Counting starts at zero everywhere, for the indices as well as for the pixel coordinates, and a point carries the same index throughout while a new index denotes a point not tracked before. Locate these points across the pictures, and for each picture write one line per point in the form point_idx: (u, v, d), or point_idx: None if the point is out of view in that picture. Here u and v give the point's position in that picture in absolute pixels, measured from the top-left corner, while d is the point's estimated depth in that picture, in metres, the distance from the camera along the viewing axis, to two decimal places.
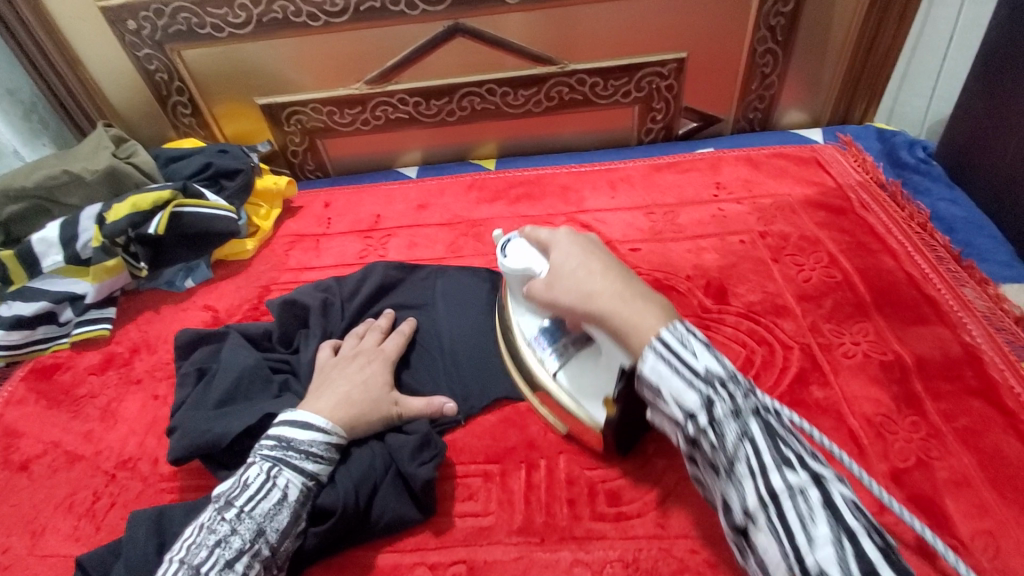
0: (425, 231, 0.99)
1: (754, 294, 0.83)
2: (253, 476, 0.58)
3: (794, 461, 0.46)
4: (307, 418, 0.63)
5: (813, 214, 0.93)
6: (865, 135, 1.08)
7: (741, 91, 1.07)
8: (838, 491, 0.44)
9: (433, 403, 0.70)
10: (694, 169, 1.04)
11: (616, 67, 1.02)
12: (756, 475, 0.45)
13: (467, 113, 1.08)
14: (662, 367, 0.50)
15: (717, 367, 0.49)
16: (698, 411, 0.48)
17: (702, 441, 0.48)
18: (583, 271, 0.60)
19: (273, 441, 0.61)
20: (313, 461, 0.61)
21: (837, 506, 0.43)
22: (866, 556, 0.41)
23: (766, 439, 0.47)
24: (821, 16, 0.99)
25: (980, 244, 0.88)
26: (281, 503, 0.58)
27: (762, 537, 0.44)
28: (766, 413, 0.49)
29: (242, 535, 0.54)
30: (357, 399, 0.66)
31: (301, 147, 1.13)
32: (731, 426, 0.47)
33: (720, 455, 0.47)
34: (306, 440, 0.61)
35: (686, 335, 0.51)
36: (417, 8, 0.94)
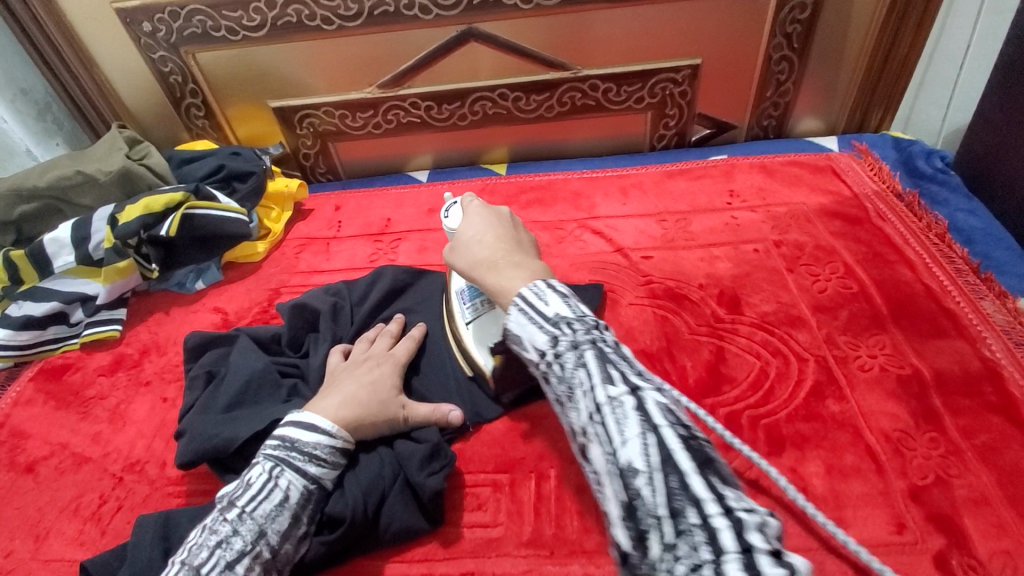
0: (436, 236, 0.98)
1: (768, 304, 0.82)
2: (256, 476, 0.58)
3: (615, 375, 0.44)
4: (313, 420, 0.62)
5: (828, 224, 0.91)
6: (880, 143, 1.06)
7: (756, 98, 1.06)
8: (654, 397, 0.43)
9: (439, 409, 0.69)
10: (707, 176, 1.03)
11: (629, 72, 1.01)
12: (587, 392, 0.44)
13: (478, 118, 1.08)
14: (519, 316, 0.52)
15: (568, 313, 0.50)
16: (546, 349, 0.49)
17: (552, 374, 0.48)
18: (476, 241, 0.64)
19: (277, 441, 0.61)
20: (315, 463, 0.60)
21: (649, 408, 0.42)
22: (669, 449, 0.40)
23: (598, 362, 0.46)
24: (838, 25, 0.98)
25: (999, 256, 0.86)
26: (282, 504, 0.57)
27: (592, 449, 0.43)
28: (604, 340, 0.48)
29: (244, 537, 0.54)
30: (365, 400, 0.66)
31: (313, 150, 1.13)
32: (570, 355, 0.47)
33: (562, 384, 0.47)
34: (311, 443, 0.60)
35: (545, 291, 0.53)
36: (431, 12, 0.94)
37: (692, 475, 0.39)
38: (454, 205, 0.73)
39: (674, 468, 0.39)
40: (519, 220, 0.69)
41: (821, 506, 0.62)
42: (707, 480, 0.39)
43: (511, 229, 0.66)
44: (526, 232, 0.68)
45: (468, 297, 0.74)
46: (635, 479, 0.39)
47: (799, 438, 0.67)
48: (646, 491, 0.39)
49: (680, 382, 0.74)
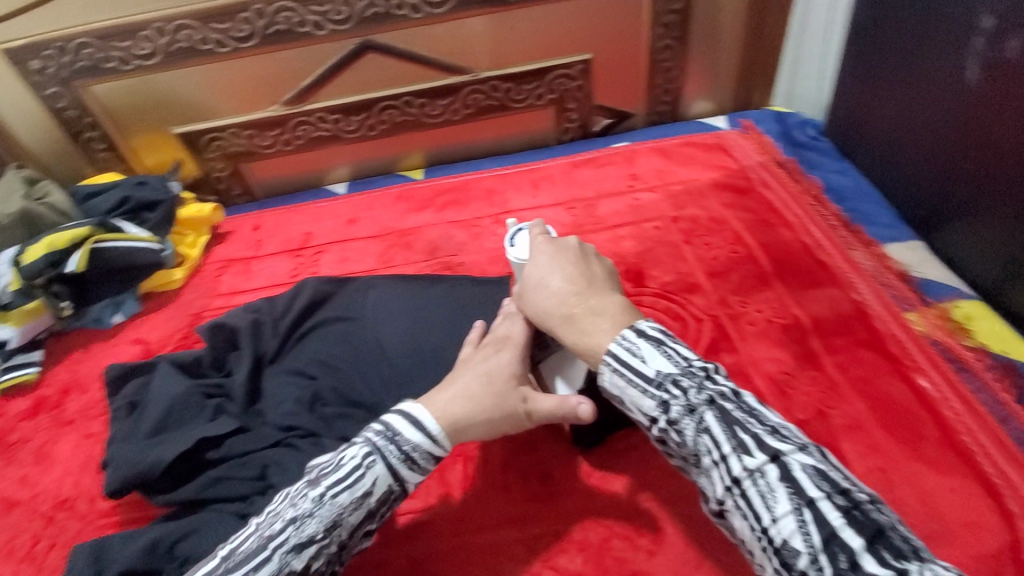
0: (356, 245, 1.00)
1: (669, 275, 0.88)
2: (348, 458, 0.55)
3: (749, 444, 0.46)
4: (420, 416, 0.57)
5: (719, 196, 0.99)
6: (764, 118, 1.15)
7: (646, 86, 1.13)
8: (798, 462, 0.45)
9: (567, 404, 0.58)
10: (610, 163, 1.10)
11: (525, 72, 1.07)
12: (719, 463, 0.47)
13: (388, 126, 1.10)
14: (618, 379, 0.53)
15: (671, 368, 0.51)
16: (657, 414, 0.51)
17: (672, 441, 0.51)
18: (543, 286, 0.61)
19: (380, 426, 0.57)
20: (408, 466, 0.56)
21: (797, 480, 0.44)
22: (827, 523, 0.41)
23: (723, 428, 0.48)
24: (711, 12, 1.06)
25: (866, 209, 0.96)
26: (363, 498, 0.54)
27: (734, 518, 0.47)
28: (721, 397, 0.49)
29: (317, 523, 0.52)
30: (478, 393, 0.59)
31: (226, 172, 1.13)
32: (687, 421, 0.50)
33: (685, 449, 0.50)
34: (411, 441, 0.56)
35: (635, 342, 0.53)
36: (324, 28, 0.97)
37: (858, 550, 0.40)
38: (519, 233, 0.71)
39: (836, 543, 0.41)
40: (587, 247, 0.65)
41: None
42: (876, 553, 0.40)
43: (581, 262, 0.63)
44: (598, 259, 0.64)
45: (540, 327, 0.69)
46: (793, 555, 0.42)
47: None
48: (806, 566, 0.41)
49: None
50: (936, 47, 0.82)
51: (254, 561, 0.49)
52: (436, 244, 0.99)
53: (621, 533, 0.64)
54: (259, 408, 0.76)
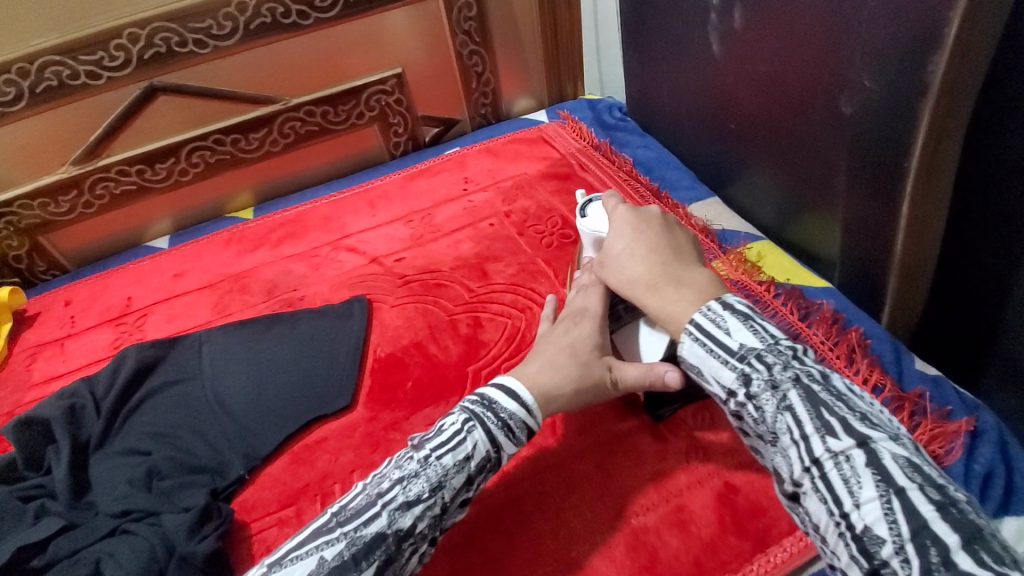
0: (184, 300, 0.94)
1: (510, 268, 0.92)
2: (449, 423, 0.57)
3: (835, 426, 0.46)
4: (514, 387, 0.59)
5: (546, 185, 1.05)
6: (579, 107, 1.23)
7: (464, 90, 1.17)
8: (888, 451, 0.44)
9: (652, 371, 0.61)
10: (444, 170, 1.12)
11: (337, 93, 1.05)
12: (798, 440, 0.47)
13: (202, 168, 1.04)
14: (700, 351, 0.54)
15: (755, 344, 0.52)
16: (736, 388, 0.52)
17: (749, 416, 0.51)
18: (627, 255, 0.64)
19: (475, 398, 0.59)
20: (504, 433, 0.57)
21: (886, 468, 0.43)
22: (916, 514, 0.40)
23: (807, 408, 0.48)
24: (506, 15, 1.12)
25: (671, 176, 1.06)
26: (463, 464, 0.54)
27: (810, 501, 0.46)
28: (807, 377, 0.49)
29: (422, 483, 0.53)
30: (563, 364, 0.62)
31: (23, 250, 1.00)
32: (769, 397, 0.50)
33: (763, 426, 0.50)
34: (507, 409, 0.57)
35: (721, 315, 0.54)
36: (100, 77, 0.90)
37: (953, 547, 0.38)
38: (590, 206, 0.78)
39: (927, 534, 0.39)
40: (668, 216, 0.69)
41: (567, 423, 0.73)
42: (975, 554, 0.38)
43: (663, 230, 0.66)
44: (678, 228, 0.68)
45: None
46: (875, 543, 0.41)
47: None
48: (889, 555, 0.40)
49: (444, 361, 0.81)
50: (684, 27, 0.93)
51: (365, 512, 0.51)
52: (276, 282, 0.95)
53: (485, 526, 0.66)
54: (90, 499, 0.69)
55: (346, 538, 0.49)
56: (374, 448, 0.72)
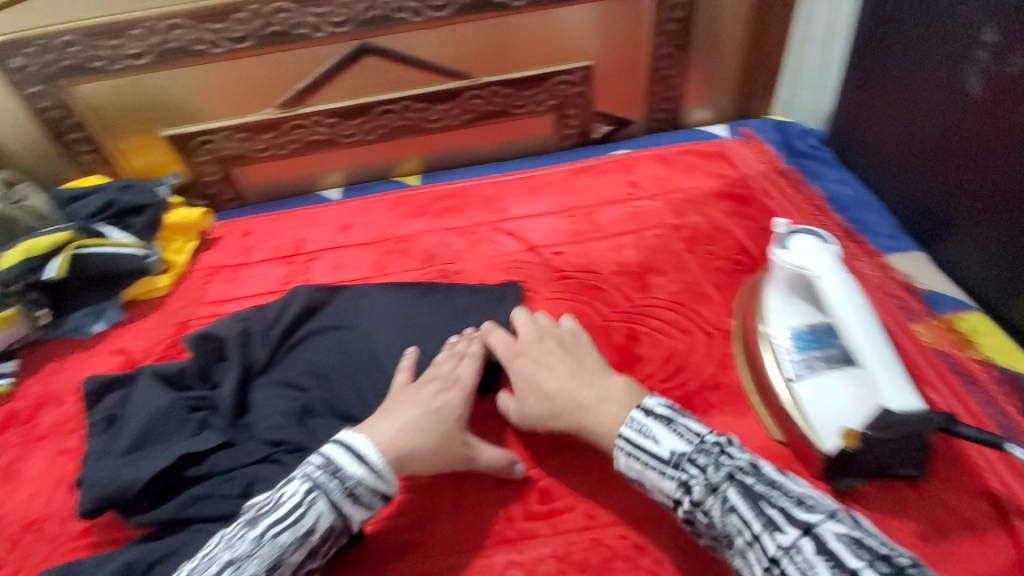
0: (350, 252, 0.98)
1: (675, 284, 0.85)
2: (288, 495, 0.56)
3: (777, 519, 0.50)
4: (362, 448, 0.60)
5: (721, 204, 0.98)
6: (764, 127, 1.13)
7: (648, 94, 1.13)
8: (830, 532, 0.48)
9: (504, 462, 0.65)
10: (610, 170, 1.08)
11: (527, 77, 1.06)
12: (750, 541, 0.50)
13: (385, 131, 1.08)
14: (632, 463, 0.59)
15: (683, 448, 0.57)
16: (680, 496, 0.56)
17: (700, 522, 0.55)
18: (549, 366, 0.69)
19: (320, 462, 0.59)
20: (352, 503, 0.58)
21: (832, 550, 0.46)
22: None
23: (748, 503, 0.51)
24: (712, 21, 1.06)
25: (869, 219, 0.95)
26: (306, 537, 0.55)
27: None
28: (739, 472, 0.54)
29: (258, 563, 0.52)
30: (426, 428, 0.63)
31: (216, 177, 1.09)
32: (711, 501, 0.53)
33: (715, 530, 0.53)
34: (353, 475, 0.58)
35: (646, 425, 0.60)
36: (321, 30, 0.95)
37: None
38: (794, 235, 0.67)
39: None
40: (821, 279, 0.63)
41: None
42: None
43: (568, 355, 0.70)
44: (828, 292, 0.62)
45: (805, 346, 0.65)
46: None
47: (710, 408, 0.70)
48: None
49: None
50: (937, 53, 0.82)
51: None
52: (433, 251, 0.96)
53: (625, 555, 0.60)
54: (248, 421, 0.72)
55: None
56: None
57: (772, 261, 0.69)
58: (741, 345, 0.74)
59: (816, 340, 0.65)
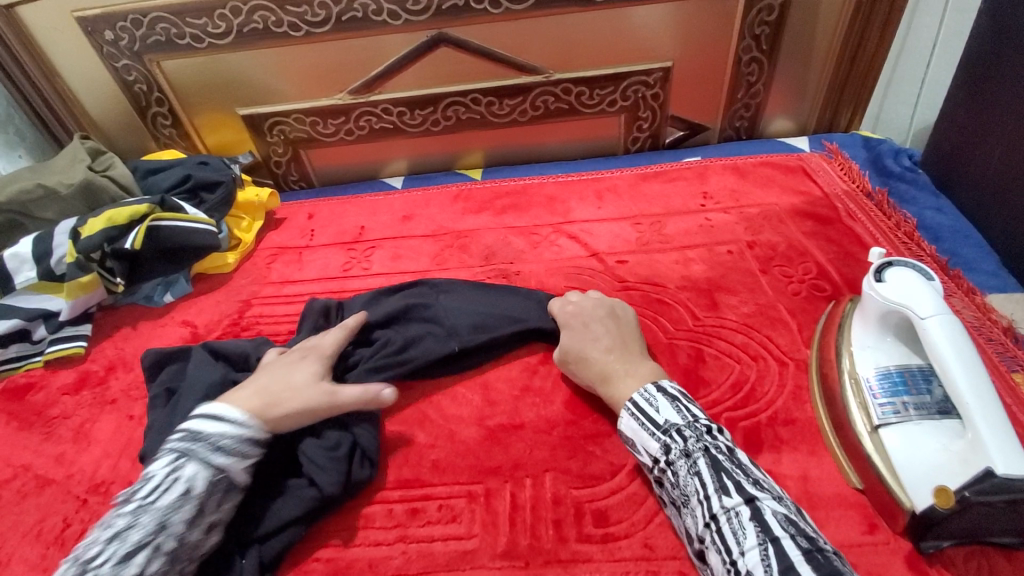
0: (410, 243, 0.97)
1: (747, 305, 0.81)
2: (158, 468, 0.55)
3: (730, 486, 0.51)
4: (221, 412, 0.60)
5: (800, 224, 0.92)
6: (851, 143, 1.08)
7: (728, 100, 1.07)
8: (770, 508, 0.50)
9: (370, 390, 0.64)
10: (681, 178, 1.03)
11: (601, 76, 1.02)
12: (703, 501, 0.52)
13: (452, 123, 1.07)
14: (632, 421, 0.60)
15: (677, 420, 0.57)
16: (659, 456, 0.57)
17: (665, 480, 0.56)
18: (592, 335, 0.70)
19: (182, 435, 0.58)
20: (223, 454, 0.57)
21: (766, 520, 0.49)
22: (789, 562, 0.45)
23: (712, 472, 0.53)
24: (806, 25, 0.99)
25: (966, 253, 0.88)
26: (186, 495, 0.54)
27: (711, 554, 0.51)
28: (715, 447, 0.54)
29: (143, 528, 0.51)
30: (274, 390, 0.63)
31: (285, 158, 1.11)
32: (682, 464, 0.55)
33: (677, 490, 0.55)
34: (216, 434, 0.58)
35: (654, 395, 0.60)
36: (400, 18, 0.94)
37: None
38: (888, 269, 0.64)
39: None
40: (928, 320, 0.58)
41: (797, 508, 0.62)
42: None
43: (614, 329, 0.70)
44: (931, 336, 0.57)
45: (897, 387, 0.62)
46: None
47: (779, 443, 0.66)
48: None
49: None
50: None
51: None
52: (493, 249, 0.95)
53: None
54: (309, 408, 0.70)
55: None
56: (571, 454, 0.67)
57: (865, 295, 0.66)
58: (818, 380, 0.70)
59: (908, 384, 0.61)
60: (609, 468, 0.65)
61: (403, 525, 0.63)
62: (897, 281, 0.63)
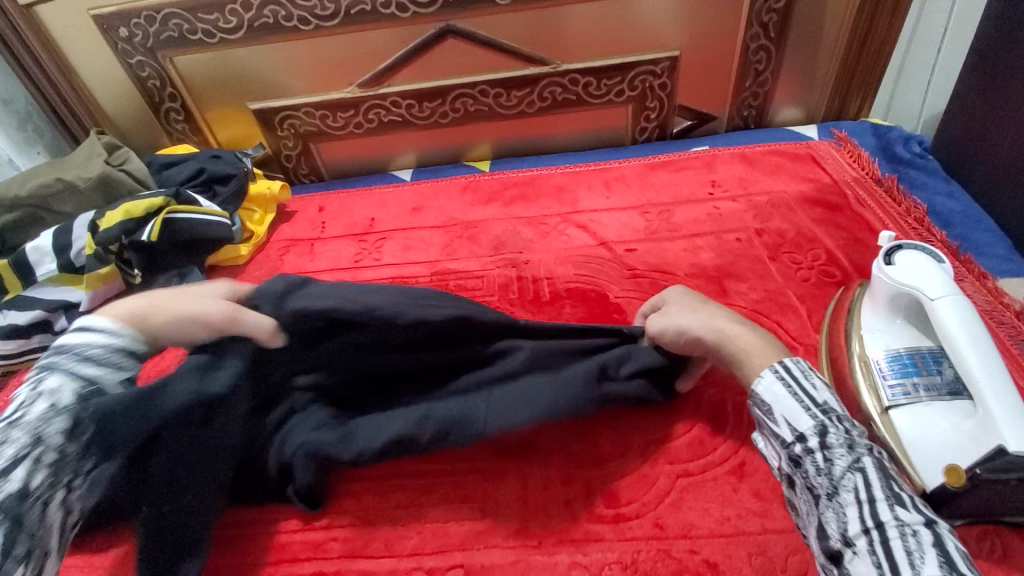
0: (420, 235, 0.98)
1: (756, 292, 0.81)
2: (21, 392, 0.50)
3: (906, 502, 0.44)
4: (89, 325, 0.54)
5: (810, 211, 0.92)
6: (860, 130, 1.07)
7: (735, 89, 1.07)
8: (952, 541, 0.42)
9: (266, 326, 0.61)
10: (688, 167, 1.04)
11: (608, 66, 1.02)
12: (863, 500, 0.44)
13: (460, 115, 1.08)
14: (780, 388, 0.51)
15: (837, 405, 0.50)
16: (809, 434, 0.49)
17: (807, 462, 0.48)
18: (699, 306, 0.63)
19: (49, 355, 0.53)
20: (90, 364, 0.52)
21: (952, 552, 0.40)
22: None
23: (879, 476, 0.46)
24: (815, 11, 0.99)
25: (977, 238, 0.87)
26: (56, 407, 0.49)
27: (858, 563, 0.43)
28: (881, 451, 0.48)
29: (16, 443, 0.46)
30: (168, 300, 0.58)
31: (295, 152, 1.13)
32: (843, 454, 0.47)
33: (823, 478, 0.47)
34: (81, 345, 0.53)
35: (810, 370, 0.53)
36: (407, 10, 0.95)
37: None
38: (896, 250, 0.65)
39: None
40: (938, 301, 0.58)
41: None
42: None
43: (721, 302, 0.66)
44: (940, 318, 0.57)
45: (905, 368, 0.62)
46: None
47: None
48: None
49: None
50: None
51: None
52: (502, 239, 0.95)
53: (698, 570, 0.56)
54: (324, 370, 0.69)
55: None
56: (582, 437, 0.68)
57: (874, 278, 0.66)
58: (826, 364, 0.70)
59: (919, 366, 0.62)
60: (620, 451, 0.66)
61: (418, 507, 0.64)
62: (907, 264, 0.63)
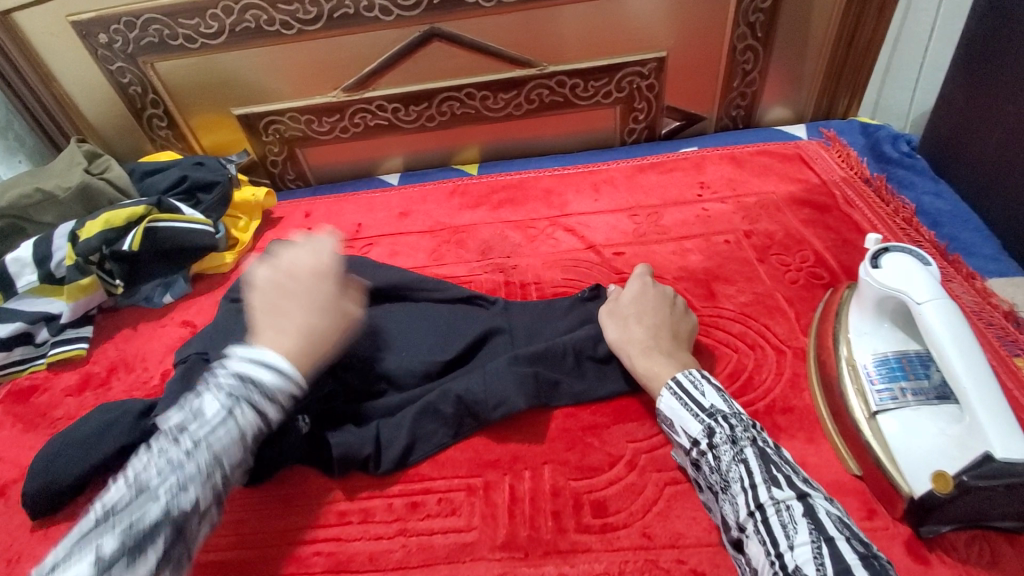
0: (407, 240, 0.97)
1: (744, 294, 0.81)
2: (207, 406, 0.49)
3: (781, 479, 0.51)
4: (274, 357, 0.52)
5: (798, 212, 0.92)
6: (848, 129, 1.07)
7: (723, 89, 1.07)
8: (823, 508, 0.48)
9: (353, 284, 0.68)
10: (677, 169, 1.03)
11: (595, 68, 1.02)
12: (747, 488, 0.51)
13: (447, 118, 1.07)
14: (673, 402, 0.59)
15: (723, 406, 0.57)
16: (700, 438, 0.56)
17: (704, 464, 0.56)
18: (633, 320, 0.68)
19: (230, 371, 0.51)
20: (274, 404, 0.51)
21: (819, 519, 0.47)
22: (844, 561, 0.44)
23: (759, 462, 0.52)
24: (802, 9, 0.98)
25: (966, 237, 0.87)
26: (236, 436, 0.49)
27: (752, 545, 0.50)
28: (763, 440, 0.54)
29: (195, 465, 0.47)
30: (319, 322, 0.56)
31: (281, 157, 1.11)
32: (727, 450, 0.54)
33: (717, 475, 0.54)
34: (267, 381, 0.51)
35: (700, 380, 0.60)
36: (391, 14, 0.94)
37: None
38: (882, 253, 0.64)
39: None
40: (924, 305, 0.57)
41: None
42: None
43: (671, 316, 0.69)
44: (925, 322, 0.57)
45: (892, 372, 0.62)
46: None
47: (774, 430, 0.67)
48: None
49: None
50: None
51: (133, 514, 0.44)
52: (489, 244, 0.95)
53: None
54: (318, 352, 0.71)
55: (119, 533, 0.43)
56: (569, 445, 0.67)
57: (861, 281, 0.66)
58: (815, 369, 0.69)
59: (906, 370, 0.62)
60: (607, 460, 0.65)
61: (403, 519, 0.63)
62: (892, 267, 0.62)
